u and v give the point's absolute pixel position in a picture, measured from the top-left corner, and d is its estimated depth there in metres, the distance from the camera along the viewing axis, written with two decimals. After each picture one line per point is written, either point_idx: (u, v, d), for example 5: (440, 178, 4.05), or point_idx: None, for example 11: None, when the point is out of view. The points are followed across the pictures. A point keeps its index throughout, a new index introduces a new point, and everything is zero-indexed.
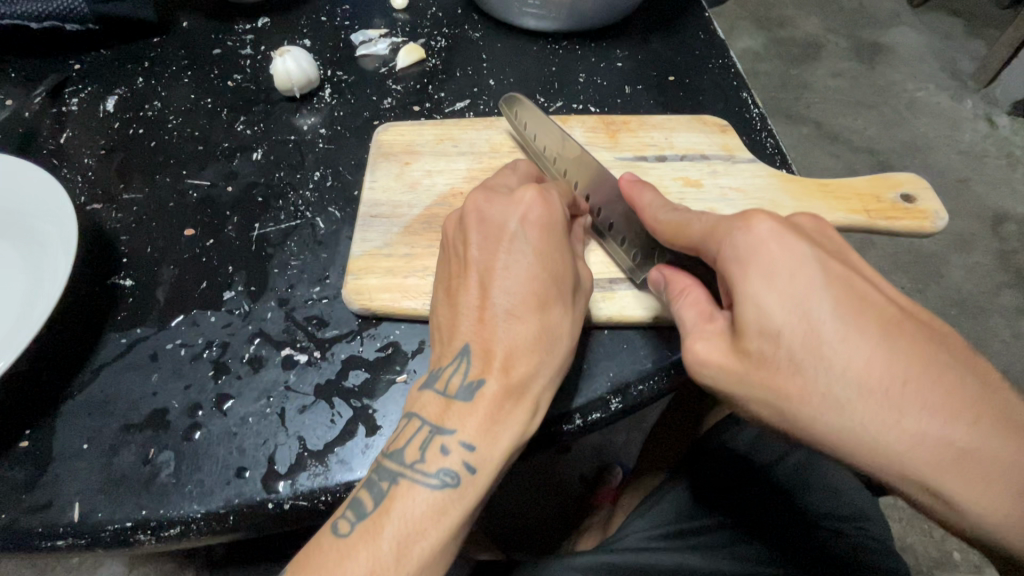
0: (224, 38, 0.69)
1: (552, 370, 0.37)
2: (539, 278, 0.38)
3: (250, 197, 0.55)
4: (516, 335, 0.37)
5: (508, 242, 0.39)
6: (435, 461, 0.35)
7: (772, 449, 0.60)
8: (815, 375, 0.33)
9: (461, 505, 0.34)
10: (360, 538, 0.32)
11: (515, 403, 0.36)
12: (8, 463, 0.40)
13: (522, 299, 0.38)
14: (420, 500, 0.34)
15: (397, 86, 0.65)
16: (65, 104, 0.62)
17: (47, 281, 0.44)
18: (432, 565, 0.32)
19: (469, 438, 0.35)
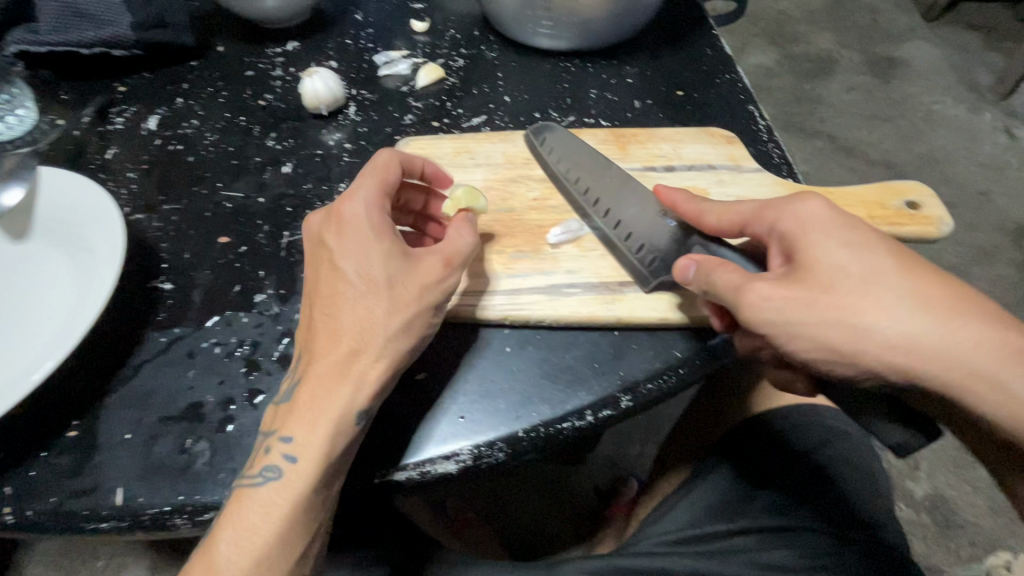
0: (256, 61, 0.74)
1: (375, 346, 0.39)
2: (370, 266, 0.40)
3: (281, 207, 0.58)
4: (335, 327, 0.39)
5: (326, 253, 0.42)
6: (260, 462, 0.37)
7: (787, 452, 0.61)
8: (880, 297, 0.38)
9: (286, 497, 0.36)
10: (200, 553, 0.36)
11: (334, 387, 0.38)
12: (56, 451, 0.43)
13: (343, 294, 0.40)
14: (252, 505, 0.36)
15: (417, 103, 0.69)
16: (111, 123, 0.67)
17: (96, 283, 0.47)
18: (267, 556, 0.35)
19: (299, 427, 0.37)
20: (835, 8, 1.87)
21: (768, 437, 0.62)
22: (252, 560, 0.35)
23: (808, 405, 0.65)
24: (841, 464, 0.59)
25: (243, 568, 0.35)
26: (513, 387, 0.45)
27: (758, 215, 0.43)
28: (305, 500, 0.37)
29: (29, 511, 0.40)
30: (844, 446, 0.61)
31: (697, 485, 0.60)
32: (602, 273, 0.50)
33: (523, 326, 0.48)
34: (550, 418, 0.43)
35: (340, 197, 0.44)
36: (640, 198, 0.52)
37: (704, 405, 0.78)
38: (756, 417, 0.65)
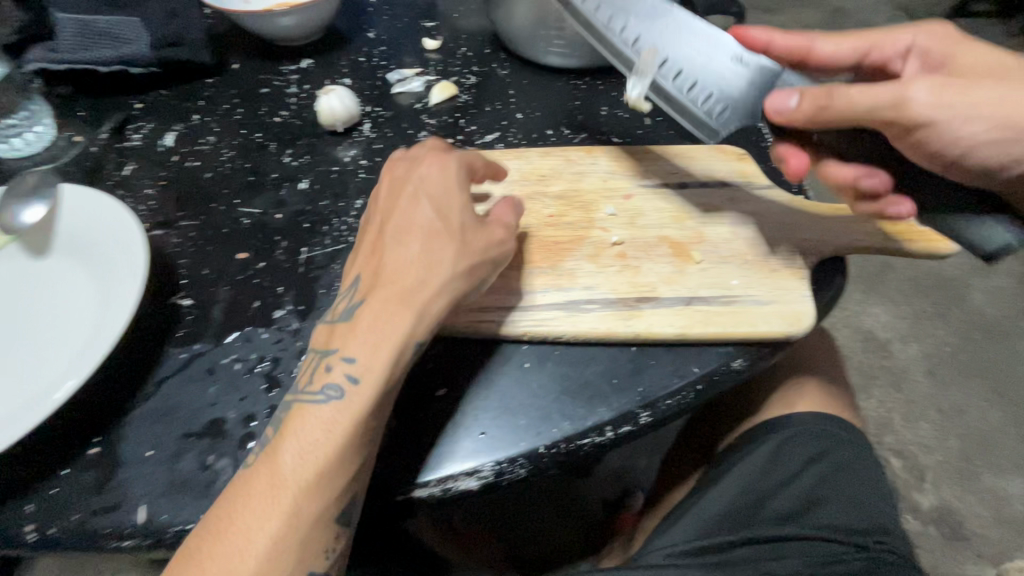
0: (271, 78, 0.75)
1: (438, 280, 0.43)
2: (421, 216, 0.45)
3: (298, 223, 0.59)
4: (408, 254, 0.43)
5: (407, 191, 0.47)
6: (321, 379, 0.40)
7: (791, 462, 0.61)
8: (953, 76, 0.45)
9: (347, 415, 0.38)
10: (263, 460, 0.38)
11: (397, 311, 0.41)
12: (79, 468, 0.43)
13: (415, 229, 0.44)
14: (317, 417, 0.38)
15: (431, 120, 0.70)
16: (129, 140, 0.68)
17: (118, 300, 0.48)
18: (326, 469, 0.37)
19: (366, 343, 0.40)
20: (832, 23, 1.91)
21: (771, 449, 0.63)
22: (318, 471, 0.37)
23: (808, 415, 0.66)
24: (846, 473, 0.60)
25: (304, 478, 0.36)
26: (533, 403, 0.45)
27: (900, 97, 0.43)
28: (362, 425, 0.38)
29: (53, 529, 0.40)
30: (847, 454, 0.62)
31: (705, 496, 0.60)
32: (619, 288, 0.50)
33: (542, 343, 0.49)
34: (571, 433, 0.43)
35: (418, 159, 0.49)
36: (721, 44, 0.50)
37: (708, 418, 0.79)
38: (756, 429, 0.67)
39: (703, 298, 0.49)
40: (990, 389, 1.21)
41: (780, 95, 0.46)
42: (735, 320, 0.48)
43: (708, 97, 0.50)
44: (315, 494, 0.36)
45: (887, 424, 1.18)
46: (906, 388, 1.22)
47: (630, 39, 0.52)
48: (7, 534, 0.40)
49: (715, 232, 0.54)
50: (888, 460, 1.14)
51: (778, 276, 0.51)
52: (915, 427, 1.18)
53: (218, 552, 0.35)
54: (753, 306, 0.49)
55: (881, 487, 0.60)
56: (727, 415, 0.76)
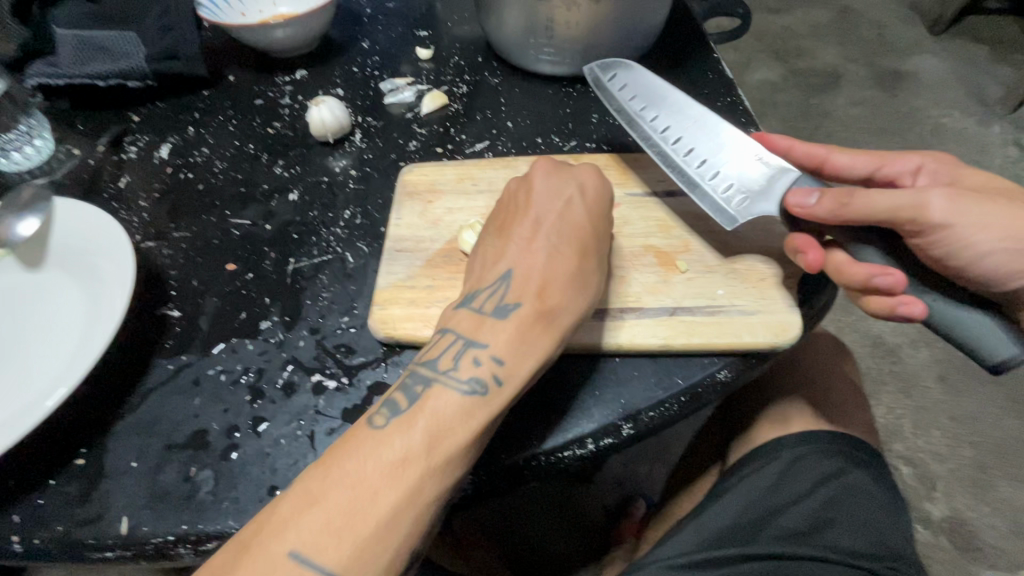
0: (265, 89, 0.76)
1: (552, 300, 0.43)
2: (577, 215, 0.48)
3: (287, 234, 0.59)
4: (552, 256, 0.46)
5: (567, 200, 0.48)
6: (467, 369, 0.40)
7: (798, 481, 0.60)
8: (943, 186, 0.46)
9: (486, 410, 0.39)
10: (394, 428, 0.37)
11: (545, 327, 0.43)
12: (65, 479, 0.44)
13: (553, 222, 0.48)
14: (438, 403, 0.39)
15: (421, 129, 0.70)
16: (125, 152, 0.69)
17: (105, 312, 0.48)
18: (459, 456, 0.37)
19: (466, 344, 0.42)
20: (840, 23, 1.88)
21: (778, 467, 0.62)
22: (400, 455, 0.36)
23: (820, 433, 0.64)
24: (860, 495, 0.58)
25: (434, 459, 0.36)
26: (513, 415, 0.45)
27: (919, 204, 0.44)
28: (493, 423, 0.39)
29: (37, 539, 0.41)
30: (862, 477, 0.59)
31: (707, 509, 0.59)
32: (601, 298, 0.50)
33: None
34: (550, 446, 0.43)
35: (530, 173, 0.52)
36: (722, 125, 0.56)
37: (719, 430, 0.78)
38: (766, 445, 0.65)
39: (687, 308, 0.49)
40: (1003, 395, 1.18)
41: (799, 193, 0.48)
42: (719, 330, 0.47)
43: (729, 186, 0.52)
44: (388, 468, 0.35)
45: (897, 431, 1.16)
46: (915, 395, 1.20)
47: (661, 127, 0.57)
48: None
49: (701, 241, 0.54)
50: (897, 468, 1.11)
51: (764, 285, 0.50)
52: (925, 433, 1.16)
53: (292, 526, 0.33)
54: (738, 316, 0.48)
55: (894, 509, 0.57)
56: (734, 429, 0.75)
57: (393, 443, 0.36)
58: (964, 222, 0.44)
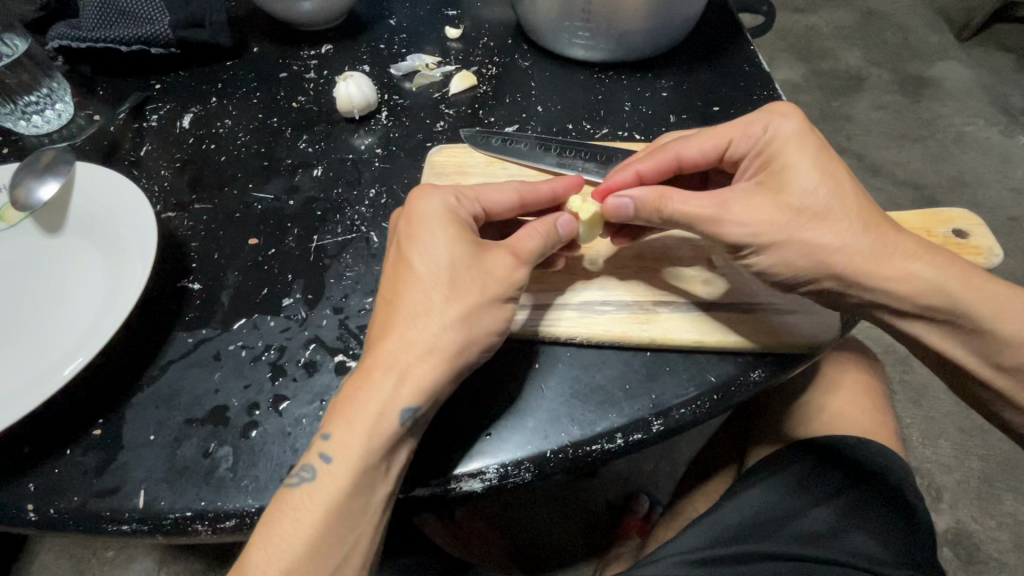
0: (290, 63, 0.74)
1: (420, 343, 0.38)
2: (467, 352, 0.39)
3: (310, 211, 0.58)
4: (425, 379, 0.38)
5: (410, 245, 0.42)
6: (305, 457, 0.37)
7: (823, 486, 0.57)
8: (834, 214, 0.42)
9: (327, 495, 0.36)
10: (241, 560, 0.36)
11: (383, 372, 0.38)
12: (81, 449, 0.43)
13: (472, 328, 0.39)
14: (384, 496, 0.38)
15: (450, 110, 0.68)
16: (146, 120, 0.68)
17: (126, 282, 0.47)
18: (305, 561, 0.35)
19: (372, 445, 0.37)
20: (864, 25, 1.85)
21: (801, 471, 0.59)
22: (335, 539, 0.36)
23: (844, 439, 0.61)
24: (884, 501, 0.56)
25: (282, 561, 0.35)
26: (541, 406, 0.44)
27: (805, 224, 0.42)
28: (340, 506, 0.36)
29: (52, 509, 0.40)
30: (888, 484, 0.57)
31: (722, 506, 0.58)
32: (635, 291, 0.49)
33: (552, 344, 0.47)
34: (579, 439, 0.42)
35: (411, 193, 0.46)
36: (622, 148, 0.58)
37: (733, 430, 0.77)
38: (791, 446, 0.62)
39: (722, 305, 0.48)
40: None
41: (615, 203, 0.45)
42: (755, 328, 0.46)
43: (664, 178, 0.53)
44: None
45: (906, 441, 1.14)
46: (925, 405, 1.18)
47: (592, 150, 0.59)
48: (8, 512, 0.40)
49: None
50: None
51: None
52: (934, 446, 1.14)
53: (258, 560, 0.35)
54: (775, 315, 0.47)
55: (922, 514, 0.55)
56: (751, 430, 0.73)
57: (362, 524, 0.37)
58: (806, 251, 0.42)
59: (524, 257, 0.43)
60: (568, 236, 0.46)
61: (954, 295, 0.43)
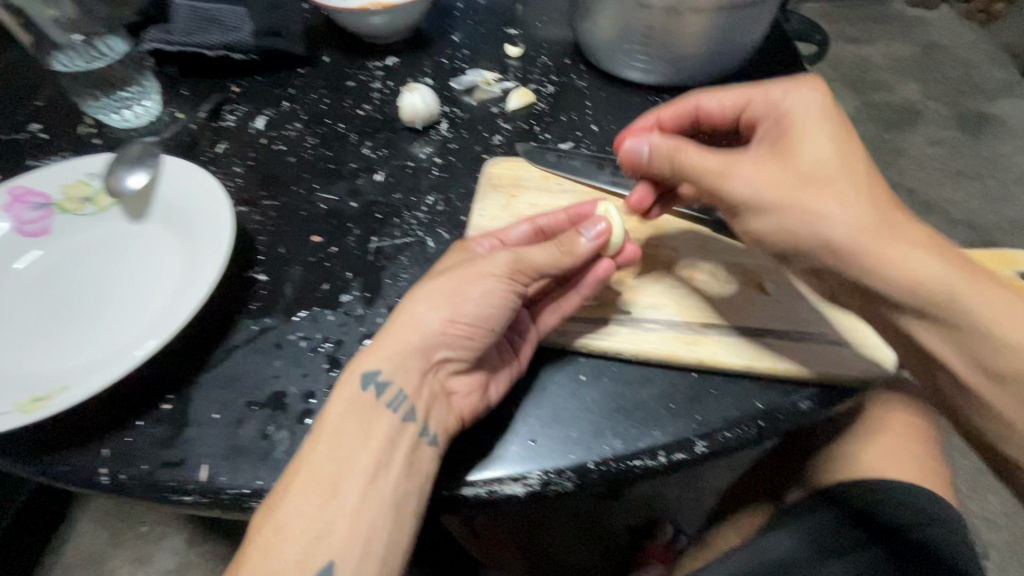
0: (358, 72, 0.78)
1: (393, 322, 0.43)
2: (429, 324, 0.42)
3: (371, 213, 0.61)
4: (387, 347, 0.42)
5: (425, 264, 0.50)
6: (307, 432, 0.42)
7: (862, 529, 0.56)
8: (846, 188, 0.41)
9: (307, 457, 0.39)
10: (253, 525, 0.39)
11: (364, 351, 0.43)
12: (152, 421, 0.46)
13: (436, 302, 0.43)
14: (366, 467, 0.39)
15: (507, 124, 0.71)
16: (223, 120, 0.72)
17: (203, 270, 0.51)
18: (292, 521, 0.37)
19: (338, 407, 0.40)
20: (923, 58, 1.80)
21: (844, 515, 0.57)
22: (320, 501, 0.38)
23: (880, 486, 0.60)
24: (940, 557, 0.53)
25: (275, 521, 0.37)
26: (585, 418, 0.44)
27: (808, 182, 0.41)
28: (319, 468, 0.39)
29: (123, 475, 0.43)
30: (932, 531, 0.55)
31: (764, 543, 0.57)
32: (684, 311, 0.49)
33: (598, 358, 0.48)
34: (622, 453, 0.42)
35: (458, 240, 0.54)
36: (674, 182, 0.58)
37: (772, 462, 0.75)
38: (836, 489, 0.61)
39: (773, 331, 0.48)
40: None
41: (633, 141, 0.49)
42: (805, 357, 0.46)
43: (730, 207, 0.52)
44: (279, 545, 0.37)
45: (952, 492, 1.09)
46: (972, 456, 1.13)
47: None
48: (82, 474, 0.43)
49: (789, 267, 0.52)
50: None
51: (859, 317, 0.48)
52: (982, 499, 1.08)
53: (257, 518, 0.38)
54: (826, 345, 0.47)
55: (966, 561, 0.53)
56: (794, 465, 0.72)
57: (346, 490, 0.38)
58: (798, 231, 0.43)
59: (520, 255, 0.44)
60: (592, 240, 0.47)
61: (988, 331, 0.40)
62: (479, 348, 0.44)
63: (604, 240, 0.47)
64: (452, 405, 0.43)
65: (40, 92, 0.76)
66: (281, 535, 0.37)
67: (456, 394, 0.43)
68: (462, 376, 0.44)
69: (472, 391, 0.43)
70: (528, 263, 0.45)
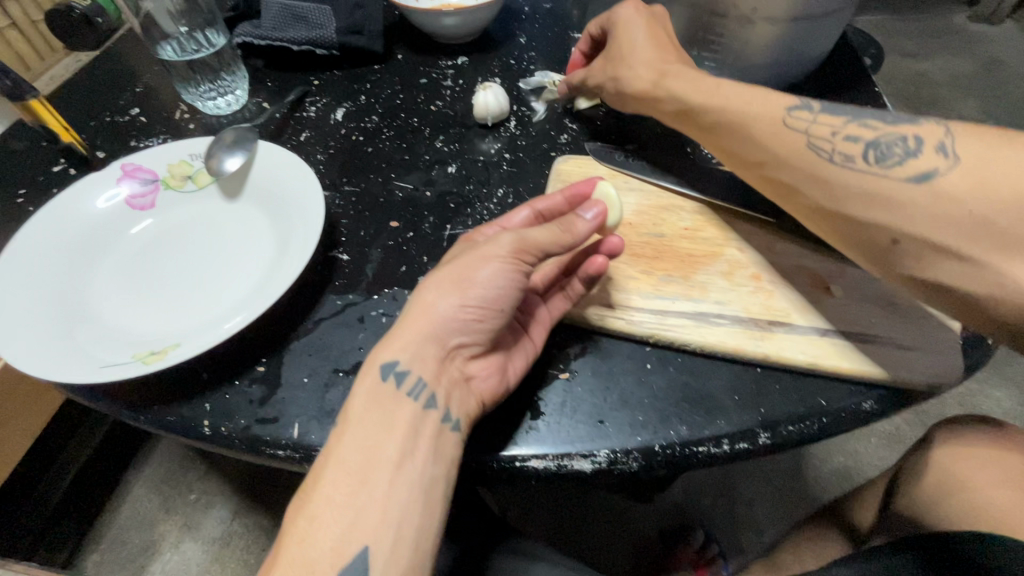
0: (431, 70, 0.82)
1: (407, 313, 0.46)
2: (441, 311, 0.45)
3: (444, 203, 0.64)
4: (403, 340, 0.45)
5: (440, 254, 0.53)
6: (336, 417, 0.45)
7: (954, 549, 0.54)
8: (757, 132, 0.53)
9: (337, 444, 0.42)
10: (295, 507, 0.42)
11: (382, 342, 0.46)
12: (248, 381, 0.50)
13: (446, 292, 0.45)
14: (393, 453, 0.42)
15: (573, 124, 0.73)
16: (306, 111, 0.77)
17: (297, 245, 0.55)
18: (328, 505, 0.40)
19: (362, 398, 0.43)
20: (985, 76, 1.75)
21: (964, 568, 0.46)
22: (351, 488, 0.41)
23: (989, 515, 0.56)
24: None
25: (314, 506, 0.40)
26: (651, 404, 0.46)
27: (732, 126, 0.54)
28: (348, 454, 0.41)
29: (223, 427, 0.47)
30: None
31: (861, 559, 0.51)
32: (750, 308, 0.51)
33: (665, 349, 0.50)
34: (688, 438, 0.44)
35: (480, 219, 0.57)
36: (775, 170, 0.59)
37: None
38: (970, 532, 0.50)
39: (839, 332, 0.49)
40: None
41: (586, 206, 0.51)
42: (872, 360, 0.47)
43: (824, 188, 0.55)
44: (318, 528, 0.40)
45: None
46: None
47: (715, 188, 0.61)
48: (188, 424, 0.47)
49: (858, 273, 0.53)
50: None
51: (926, 325, 0.49)
52: None
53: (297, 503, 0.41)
54: (894, 349, 0.47)
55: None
56: None
57: (375, 476, 0.41)
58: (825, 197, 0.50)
59: (524, 236, 0.46)
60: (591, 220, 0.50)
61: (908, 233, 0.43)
62: (491, 332, 0.46)
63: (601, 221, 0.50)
64: (472, 389, 0.45)
65: (141, 80, 0.82)
66: (317, 519, 0.40)
67: (475, 378, 0.46)
68: (476, 365, 0.46)
69: (494, 370, 0.46)
70: (533, 243, 0.46)
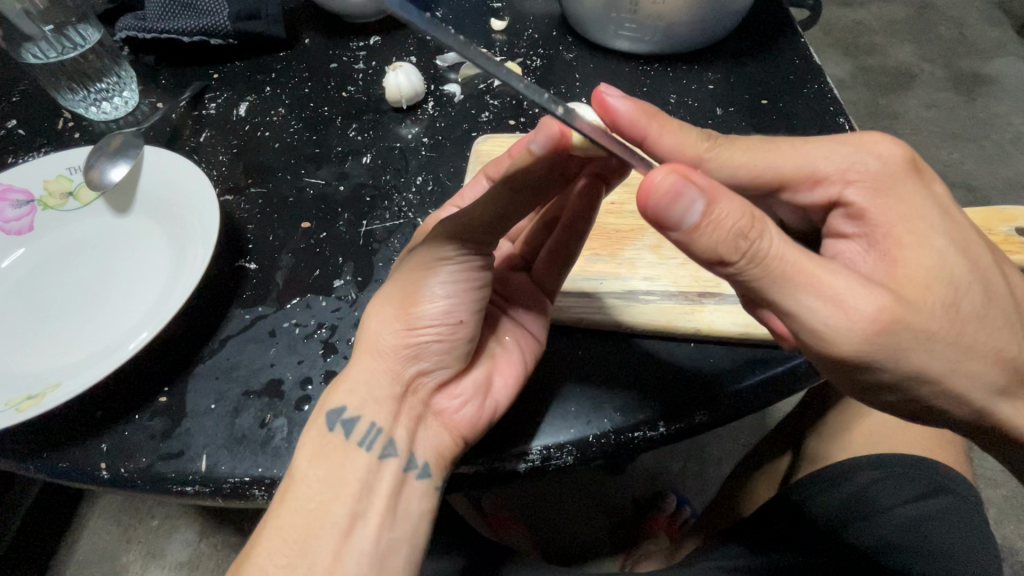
0: (340, 53, 0.76)
1: (360, 346, 0.40)
2: (384, 338, 0.39)
3: (359, 197, 0.60)
4: (354, 380, 0.39)
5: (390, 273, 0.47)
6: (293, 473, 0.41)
7: (885, 499, 0.56)
8: (839, 290, 0.31)
9: (277, 507, 0.37)
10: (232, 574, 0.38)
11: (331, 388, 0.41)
12: (149, 414, 0.45)
13: (390, 317, 0.40)
14: (344, 513, 0.37)
15: (494, 101, 0.69)
16: (205, 108, 0.70)
17: (191, 259, 0.50)
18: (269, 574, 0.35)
19: (308, 451, 0.39)
20: (917, 19, 1.77)
21: (851, 490, 0.57)
22: (289, 559, 0.35)
23: (917, 460, 0.58)
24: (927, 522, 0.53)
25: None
26: (584, 392, 0.44)
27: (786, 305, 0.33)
28: (289, 518, 0.36)
29: (123, 469, 0.42)
30: (950, 503, 0.55)
31: (782, 517, 0.57)
32: (680, 282, 0.50)
33: (597, 333, 0.48)
34: (622, 425, 0.42)
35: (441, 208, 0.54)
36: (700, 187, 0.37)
37: (786, 429, 0.75)
38: (848, 463, 0.59)
39: None
40: None
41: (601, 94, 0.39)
42: None
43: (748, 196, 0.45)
44: None
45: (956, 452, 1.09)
46: None
47: None
48: (83, 470, 0.43)
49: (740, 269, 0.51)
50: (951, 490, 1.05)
51: None
52: None
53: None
54: None
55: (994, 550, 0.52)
56: (803, 429, 0.72)
57: (320, 542, 0.36)
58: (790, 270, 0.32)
59: (463, 220, 0.39)
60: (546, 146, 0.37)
61: (949, 312, 0.33)
62: (453, 352, 0.41)
63: (563, 150, 0.37)
64: (440, 423, 0.41)
65: (17, 88, 0.74)
66: None
67: (445, 408, 0.41)
68: (444, 395, 0.42)
69: (473, 395, 0.42)
70: (473, 224, 0.39)
